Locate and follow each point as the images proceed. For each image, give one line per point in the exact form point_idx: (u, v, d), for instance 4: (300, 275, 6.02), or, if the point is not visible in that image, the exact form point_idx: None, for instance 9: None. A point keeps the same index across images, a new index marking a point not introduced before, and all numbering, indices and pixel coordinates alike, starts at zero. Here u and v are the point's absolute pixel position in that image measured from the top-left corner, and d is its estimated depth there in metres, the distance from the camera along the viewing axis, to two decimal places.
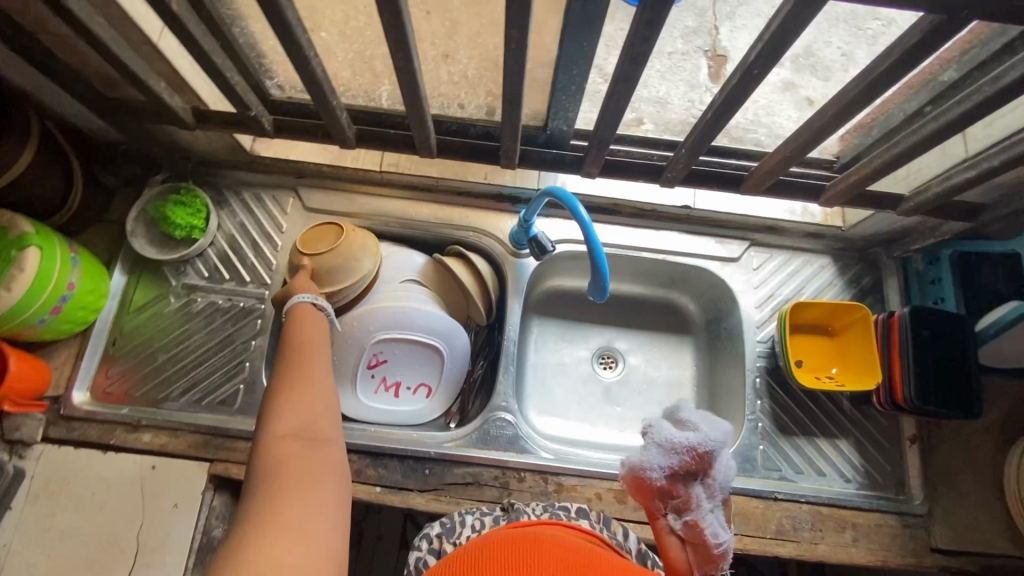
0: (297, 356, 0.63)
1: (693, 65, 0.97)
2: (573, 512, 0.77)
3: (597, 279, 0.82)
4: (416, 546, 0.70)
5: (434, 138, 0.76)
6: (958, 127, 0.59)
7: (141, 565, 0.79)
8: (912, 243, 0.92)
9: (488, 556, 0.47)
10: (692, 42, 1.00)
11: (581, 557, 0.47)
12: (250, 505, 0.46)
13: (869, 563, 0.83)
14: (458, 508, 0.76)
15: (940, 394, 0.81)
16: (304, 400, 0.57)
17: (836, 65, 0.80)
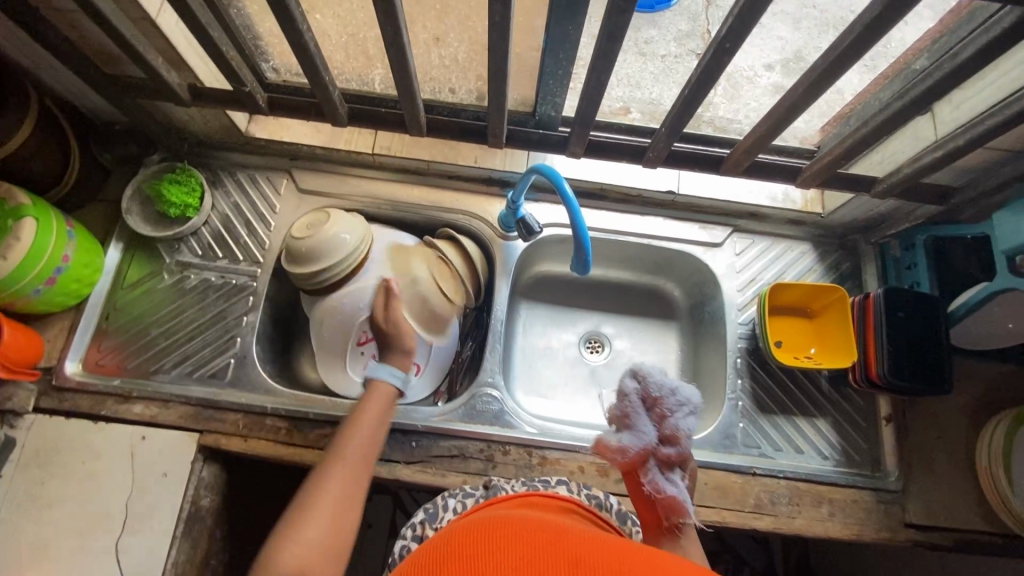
0: (332, 462, 0.69)
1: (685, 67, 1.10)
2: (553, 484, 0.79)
3: (579, 257, 0.84)
4: (401, 535, 0.71)
5: (424, 117, 0.79)
6: (920, 104, 0.63)
7: (129, 532, 0.80)
8: (889, 229, 0.94)
9: (456, 536, 0.48)
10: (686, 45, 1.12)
11: (550, 528, 0.48)
12: None
13: (844, 537, 0.85)
14: (441, 490, 0.78)
15: (913, 371, 0.83)
16: (321, 512, 0.62)
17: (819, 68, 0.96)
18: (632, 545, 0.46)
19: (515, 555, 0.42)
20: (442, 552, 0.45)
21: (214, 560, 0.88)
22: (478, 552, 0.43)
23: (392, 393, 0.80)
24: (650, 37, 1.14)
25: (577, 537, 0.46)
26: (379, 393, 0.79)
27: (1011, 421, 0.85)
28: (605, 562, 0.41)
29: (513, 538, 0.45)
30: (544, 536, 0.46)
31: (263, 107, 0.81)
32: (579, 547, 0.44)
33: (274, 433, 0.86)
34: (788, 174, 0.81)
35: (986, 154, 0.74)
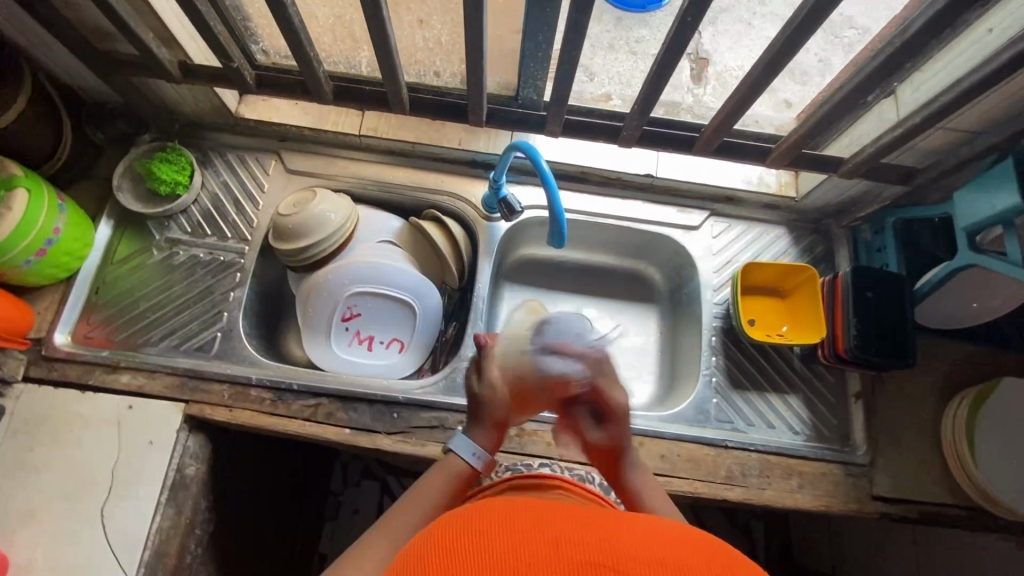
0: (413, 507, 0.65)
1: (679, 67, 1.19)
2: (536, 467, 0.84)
3: (555, 231, 0.87)
4: None
5: (406, 94, 0.81)
6: (877, 79, 0.66)
7: (114, 498, 0.82)
8: (859, 211, 0.97)
9: (449, 516, 0.48)
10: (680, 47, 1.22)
11: (542, 507, 0.48)
12: None
13: (813, 508, 0.87)
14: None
15: (878, 346, 0.86)
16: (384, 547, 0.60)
17: (813, 70, 1.03)
18: (621, 521, 0.46)
19: (501, 536, 0.42)
20: (433, 533, 0.45)
21: (199, 530, 0.90)
22: (466, 531, 0.43)
23: (466, 475, 0.71)
24: (639, 36, 1.25)
25: (566, 517, 0.46)
26: (453, 464, 0.71)
27: (973, 401, 0.89)
28: (590, 542, 0.41)
29: (503, 517, 0.45)
30: (534, 516, 0.45)
31: (251, 84, 0.84)
32: (567, 527, 0.43)
33: (259, 404, 0.88)
34: (757, 157, 0.83)
35: (945, 135, 0.77)
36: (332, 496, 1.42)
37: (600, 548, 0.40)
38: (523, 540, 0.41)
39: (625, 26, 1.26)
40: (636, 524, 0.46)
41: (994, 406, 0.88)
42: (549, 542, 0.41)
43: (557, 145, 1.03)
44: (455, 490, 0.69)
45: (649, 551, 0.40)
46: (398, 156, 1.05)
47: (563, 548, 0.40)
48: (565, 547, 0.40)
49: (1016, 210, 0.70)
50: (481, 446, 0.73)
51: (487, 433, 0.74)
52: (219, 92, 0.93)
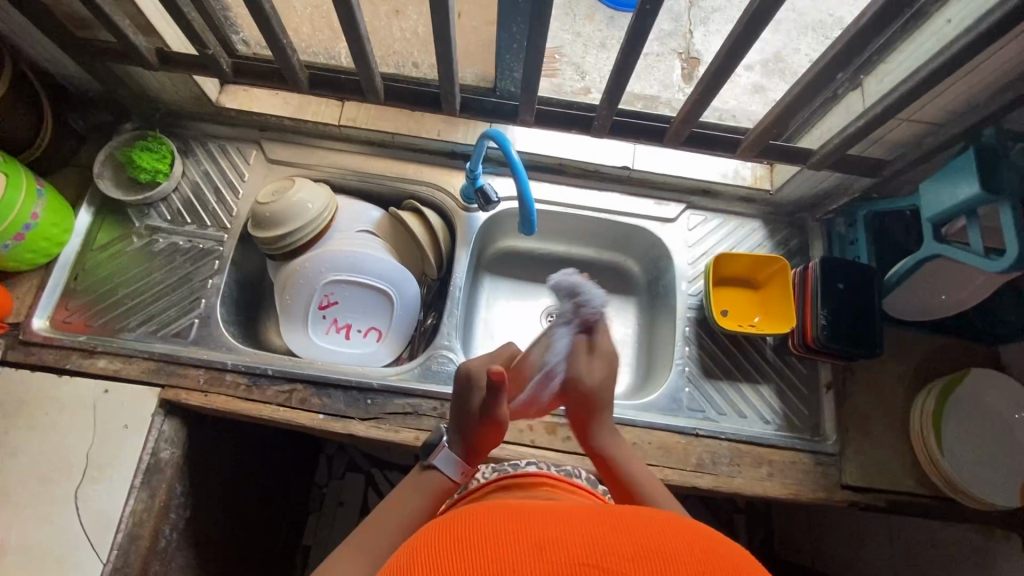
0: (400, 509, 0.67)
1: (668, 65, 1.23)
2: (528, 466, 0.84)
3: (525, 218, 0.90)
4: None
5: (378, 80, 0.82)
6: (835, 68, 0.68)
7: (89, 480, 0.83)
8: (831, 204, 0.98)
9: (430, 532, 0.47)
10: (668, 45, 1.26)
11: (521, 510, 0.48)
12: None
13: (782, 496, 0.88)
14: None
15: (842, 336, 0.88)
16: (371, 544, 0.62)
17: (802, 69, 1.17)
18: (600, 513, 0.47)
19: (484, 548, 0.41)
20: (415, 552, 0.44)
21: (174, 514, 0.91)
22: (448, 550, 0.42)
23: (443, 490, 0.70)
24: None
25: (544, 517, 0.46)
26: (430, 480, 0.70)
27: (941, 391, 0.90)
28: (572, 542, 0.41)
29: (485, 528, 0.44)
30: (515, 520, 0.45)
31: (227, 73, 0.85)
32: (547, 527, 0.43)
33: (234, 389, 0.89)
34: (727, 145, 0.85)
35: (910, 127, 0.79)
36: (317, 488, 1.42)
37: (582, 547, 0.40)
38: (505, 549, 0.41)
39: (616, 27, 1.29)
40: (612, 514, 0.46)
41: (960, 394, 0.90)
42: (532, 546, 0.41)
43: (535, 136, 1.04)
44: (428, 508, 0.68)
45: (628, 544, 0.41)
46: (378, 147, 1.06)
47: (547, 552, 0.40)
48: (549, 550, 0.40)
49: (976, 201, 0.72)
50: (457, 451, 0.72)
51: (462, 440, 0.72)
52: (199, 81, 0.94)
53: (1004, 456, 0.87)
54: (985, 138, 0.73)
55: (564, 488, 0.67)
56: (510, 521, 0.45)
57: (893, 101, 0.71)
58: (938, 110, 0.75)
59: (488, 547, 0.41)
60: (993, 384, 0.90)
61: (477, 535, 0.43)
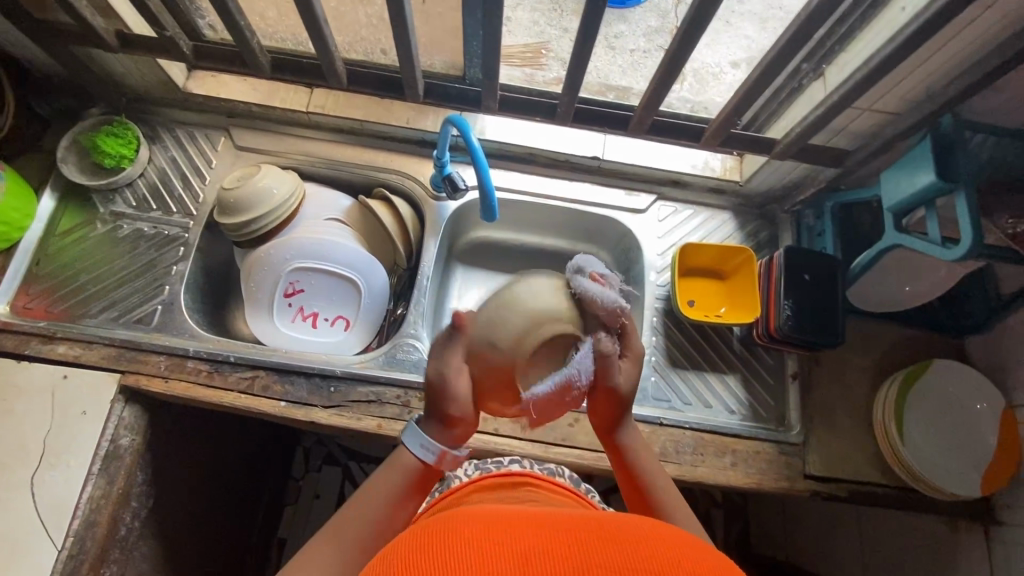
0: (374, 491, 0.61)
1: (652, 60, 1.22)
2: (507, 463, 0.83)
3: (486, 205, 0.91)
4: None
5: (339, 63, 0.82)
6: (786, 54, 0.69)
7: (45, 466, 0.82)
8: (799, 196, 0.99)
9: (407, 534, 0.43)
10: (653, 40, 1.26)
11: (504, 514, 0.45)
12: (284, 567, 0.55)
13: (744, 485, 0.88)
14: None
15: (806, 326, 0.88)
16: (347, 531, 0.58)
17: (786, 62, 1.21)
18: (585, 520, 0.43)
19: (464, 553, 0.37)
20: (388, 557, 0.40)
21: (135, 502, 0.90)
22: (425, 552, 0.38)
23: (422, 471, 0.62)
24: (619, 31, 1.25)
25: (529, 523, 0.42)
26: (406, 460, 0.62)
27: (904, 380, 0.91)
28: (560, 552, 0.38)
29: (467, 530, 0.40)
30: (500, 525, 0.42)
31: (188, 56, 0.85)
32: (532, 535, 0.40)
33: (195, 375, 0.88)
34: (693, 135, 0.89)
35: (871, 117, 0.79)
36: (292, 481, 1.39)
37: (571, 558, 0.37)
38: (489, 558, 0.37)
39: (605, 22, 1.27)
40: (601, 520, 0.43)
41: (923, 384, 0.91)
42: (518, 555, 0.37)
43: (505, 125, 1.04)
44: (407, 489, 0.61)
45: (621, 552, 0.38)
46: (347, 134, 1.05)
47: (533, 563, 0.36)
48: (536, 562, 0.37)
49: (932, 189, 0.72)
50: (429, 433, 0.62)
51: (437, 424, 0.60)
52: (164, 64, 0.92)
53: (962, 450, 0.87)
54: (942, 127, 0.73)
55: (545, 488, 0.67)
56: (495, 526, 0.41)
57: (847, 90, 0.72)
58: (896, 100, 0.75)
59: (470, 552, 0.38)
60: (957, 378, 0.91)
61: (458, 538, 0.39)
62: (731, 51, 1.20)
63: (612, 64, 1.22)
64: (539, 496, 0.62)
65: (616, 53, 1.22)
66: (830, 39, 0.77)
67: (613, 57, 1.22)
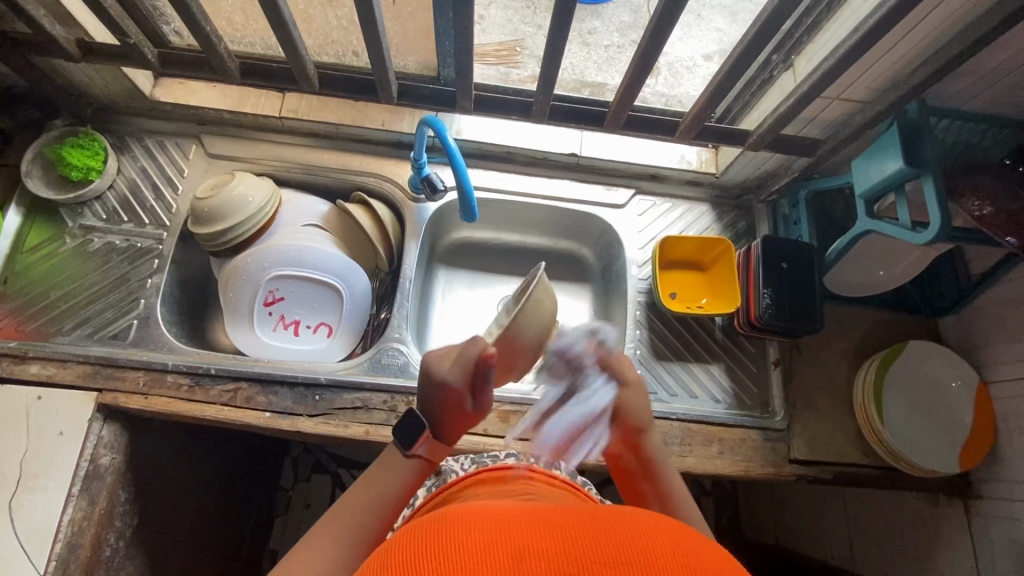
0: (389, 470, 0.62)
1: (626, 55, 1.23)
2: (503, 455, 0.85)
3: (466, 206, 0.90)
4: None
5: (310, 67, 0.80)
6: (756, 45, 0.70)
7: (22, 490, 0.79)
8: (773, 185, 1.00)
9: (400, 533, 0.42)
10: (626, 35, 1.26)
11: (497, 508, 0.44)
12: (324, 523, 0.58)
13: (732, 472, 0.89)
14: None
15: (785, 314, 0.90)
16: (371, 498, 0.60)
17: None
18: (578, 512, 0.43)
19: (457, 554, 0.36)
20: (381, 559, 0.39)
21: (119, 521, 0.88)
22: (418, 554, 0.37)
23: (424, 466, 0.63)
24: (592, 27, 1.26)
25: (523, 515, 0.42)
26: (408, 455, 0.63)
27: (881, 361, 0.93)
28: (553, 548, 0.37)
29: (460, 525, 0.39)
30: (495, 518, 0.41)
31: (153, 63, 0.83)
32: (526, 530, 0.39)
33: (175, 390, 0.87)
34: (667, 128, 0.90)
35: (841, 105, 0.81)
36: (282, 491, 1.37)
37: (566, 555, 0.36)
38: (482, 557, 0.36)
39: (578, 18, 1.27)
40: (594, 511, 0.43)
41: (899, 365, 0.93)
42: (512, 553, 0.36)
43: (481, 124, 1.03)
44: (410, 481, 0.62)
45: (613, 549, 0.37)
46: (322, 138, 1.04)
47: (527, 562, 0.35)
48: (530, 560, 0.36)
49: (901, 175, 0.74)
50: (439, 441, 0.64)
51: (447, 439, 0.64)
52: (129, 72, 0.90)
53: (939, 426, 0.90)
54: (909, 113, 0.76)
55: (543, 481, 0.65)
56: (488, 518, 0.40)
57: (816, 79, 0.73)
58: (862, 88, 0.77)
59: (462, 554, 0.37)
60: (932, 356, 0.94)
61: (450, 535, 0.38)
62: (704, 44, 1.21)
63: (587, 60, 1.22)
64: (536, 492, 0.60)
65: (589, 49, 1.23)
66: (798, 31, 0.79)
67: (588, 53, 1.22)
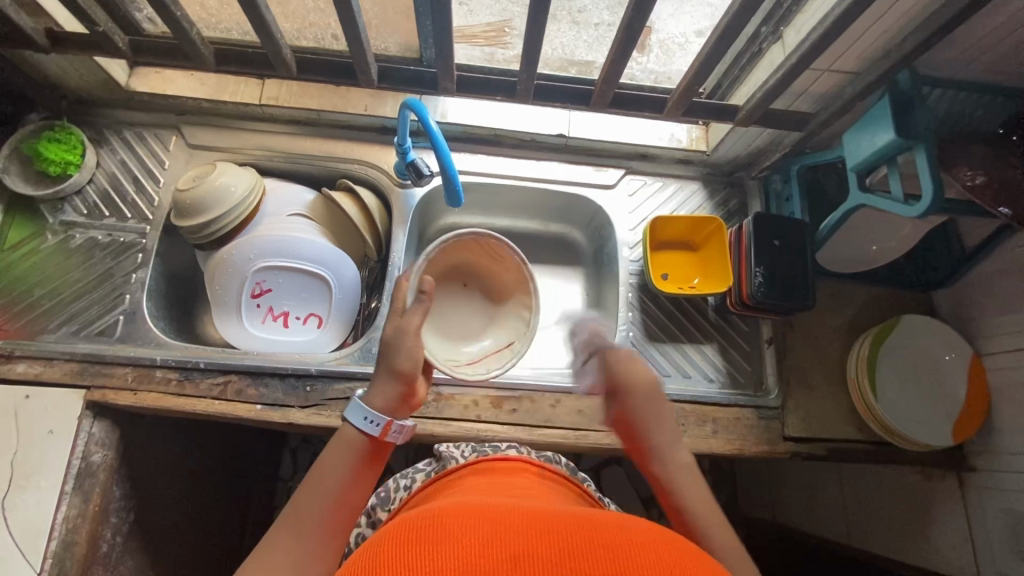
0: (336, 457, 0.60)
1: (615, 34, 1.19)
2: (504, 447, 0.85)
3: (451, 191, 0.88)
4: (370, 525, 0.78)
5: (286, 51, 0.78)
6: (743, 18, 0.68)
7: (14, 489, 0.79)
8: (765, 161, 0.98)
9: (395, 524, 0.42)
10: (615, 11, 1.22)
11: (494, 507, 0.43)
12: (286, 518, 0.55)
13: (726, 451, 0.89)
14: (392, 477, 0.86)
15: (778, 292, 0.89)
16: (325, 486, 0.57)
17: None
18: (578, 520, 0.42)
19: (448, 553, 0.36)
20: (372, 550, 0.39)
21: (115, 518, 0.88)
22: (411, 546, 0.37)
23: (367, 445, 0.61)
24: (582, 4, 1.22)
25: (517, 516, 0.41)
26: (348, 436, 0.62)
27: (876, 337, 0.92)
28: (549, 554, 0.36)
29: (456, 524, 0.39)
30: (491, 520, 0.40)
31: (125, 51, 0.81)
32: (522, 534, 0.38)
33: (165, 385, 0.86)
34: (655, 106, 0.88)
35: (832, 77, 0.80)
36: (281, 482, 1.38)
37: (561, 562, 0.36)
38: (474, 560, 0.35)
39: None
40: (593, 519, 0.42)
41: (893, 341, 0.93)
42: (507, 556, 0.36)
43: (467, 107, 1.01)
44: (356, 463, 0.60)
45: (609, 557, 0.37)
46: (304, 125, 1.02)
47: (521, 567, 0.35)
48: (523, 565, 0.35)
49: (893, 147, 0.73)
50: (377, 408, 0.63)
51: (381, 390, 0.64)
52: (102, 62, 0.88)
53: (935, 400, 0.90)
54: (901, 84, 0.74)
55: (538, 474, 0.65)
56: (484, 519, 0.40)
57: (805, 50, 0.72)
58: (853, 59, 0.75)
59: (455, 554, 0.36)
60: (927, 331, 0.93)
61: (445, 532, 0.38)
62: (695, 19, 1.16)
63: (576, 37, 1.18)
64: (531, 487, 0.60)
65: (577, 27, 1.20)
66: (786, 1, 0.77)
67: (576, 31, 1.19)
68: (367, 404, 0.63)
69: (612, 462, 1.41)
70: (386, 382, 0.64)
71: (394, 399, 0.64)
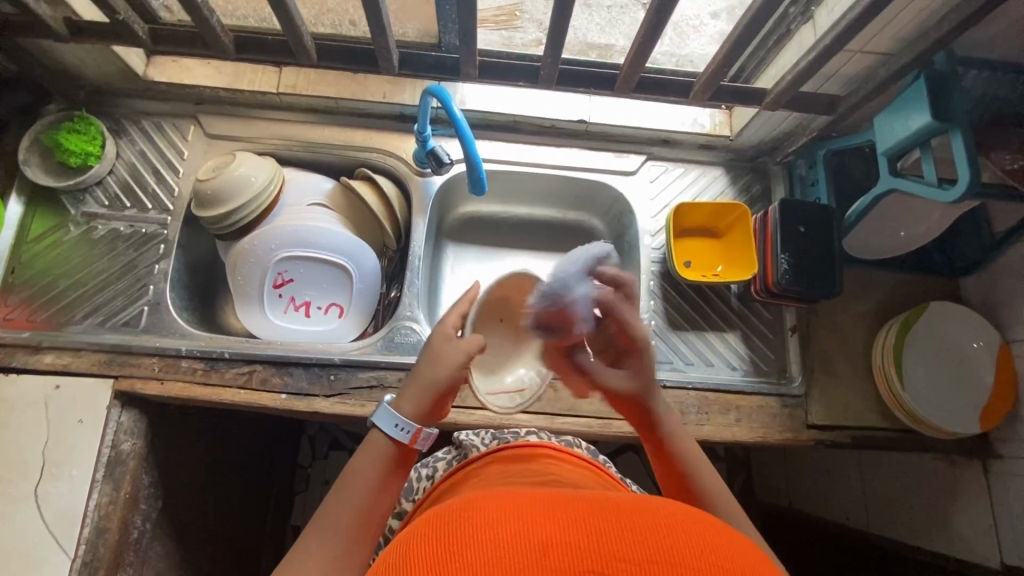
0: (360, 468, 0.60)
1: (631, 17, 1.15)
2: (524, 433, 0.86)
3: (474, 178, 0.87)
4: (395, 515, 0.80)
5: (307, 38, 0.77)
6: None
7: (47, 479, 0.80)
8: (790, 146, 0.96)
9: (420, 520, 0.41)
10: None
11: (517, 494, 0.42)
12: (311, 530, 0.56)
13: (749, 440, 0.89)
14: (413, 468, 0.86)
15: (804, 279, 0.88)
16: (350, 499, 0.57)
17: None
18: (605, 504, 0.41)
19: (476, 551, 0.35)
20: (398, 551, 0.38)
21: (144, 505, 0.89)
22: (438, 543, 0.36)
23: (397, 452, 0.62)
24: None
25: (542, 502, 0.40)
26: (377, 443, 0.62)
27: (902, 325, 0.91)
28: (579, 543, 0.35)
29: (482, 515, 0.38)
30: (516, 508, 0.39)
31: (145, 40, 0.80)
32: (548, 523, 0.37)
33: (190, 374, 0.87)
34: (681, 90, 0.87)
35: (864, 58, 0.78)
36: (300, 469, 1.39)
37: (591, 552, 0.35)
38: (504, 552, 0.34)
39: None
40: (621, 502, 0.41)
41: (921, 329, 0.91)
42: (536, 548, 0.35)
43: (486, 93, 1.00)
44: (387, 469, 0.61)
45: (640, 543, 0.35)
46: (321, 114, 1.01)
47: (550, 559, 0.34)
48: (554, 556, 0.34)
49: (929, 129, 0.71)
50: (405, 415, 0.62)
51: (415, 399, 0.63)
52: (121, 51, 0.87)
53: (963, 388, 0.88)
54: (936, 64, 0.72)
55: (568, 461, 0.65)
56: (513, 509, 0.39)
57: (839, 31, 0.70)
58: (888, 39, 0.73)
59: (482, 550, 0.35)
60: (954, 317, 0.91)
61: (473, 523, 0.37)
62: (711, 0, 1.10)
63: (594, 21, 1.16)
64: (557, 473, 0.60)
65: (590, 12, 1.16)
66: None
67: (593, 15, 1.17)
68: (396, 410, 0.62)
69: (627, 450, 1.41)
70: (417, 393, 0.63)
71: (424, 410, 0.63)
